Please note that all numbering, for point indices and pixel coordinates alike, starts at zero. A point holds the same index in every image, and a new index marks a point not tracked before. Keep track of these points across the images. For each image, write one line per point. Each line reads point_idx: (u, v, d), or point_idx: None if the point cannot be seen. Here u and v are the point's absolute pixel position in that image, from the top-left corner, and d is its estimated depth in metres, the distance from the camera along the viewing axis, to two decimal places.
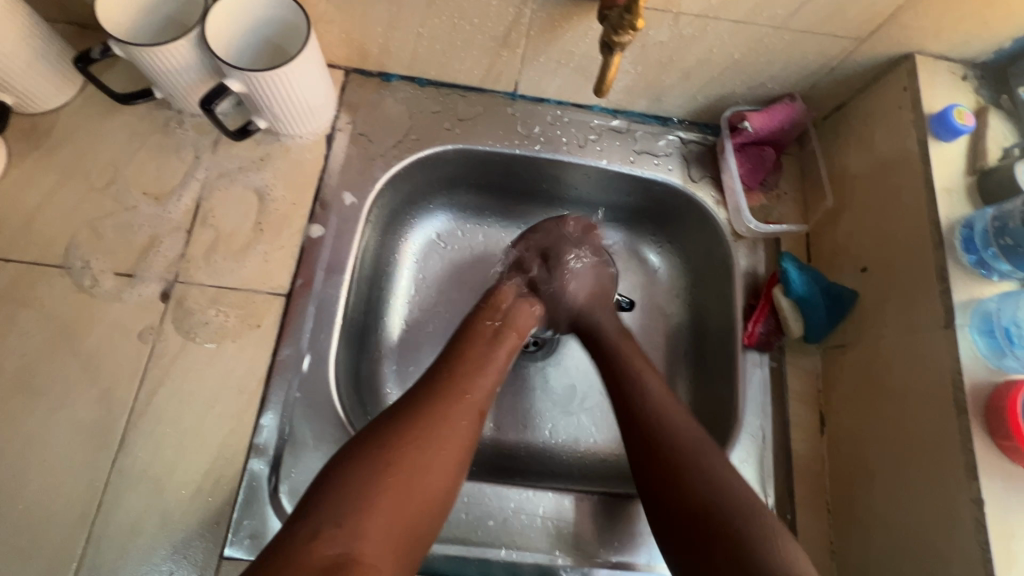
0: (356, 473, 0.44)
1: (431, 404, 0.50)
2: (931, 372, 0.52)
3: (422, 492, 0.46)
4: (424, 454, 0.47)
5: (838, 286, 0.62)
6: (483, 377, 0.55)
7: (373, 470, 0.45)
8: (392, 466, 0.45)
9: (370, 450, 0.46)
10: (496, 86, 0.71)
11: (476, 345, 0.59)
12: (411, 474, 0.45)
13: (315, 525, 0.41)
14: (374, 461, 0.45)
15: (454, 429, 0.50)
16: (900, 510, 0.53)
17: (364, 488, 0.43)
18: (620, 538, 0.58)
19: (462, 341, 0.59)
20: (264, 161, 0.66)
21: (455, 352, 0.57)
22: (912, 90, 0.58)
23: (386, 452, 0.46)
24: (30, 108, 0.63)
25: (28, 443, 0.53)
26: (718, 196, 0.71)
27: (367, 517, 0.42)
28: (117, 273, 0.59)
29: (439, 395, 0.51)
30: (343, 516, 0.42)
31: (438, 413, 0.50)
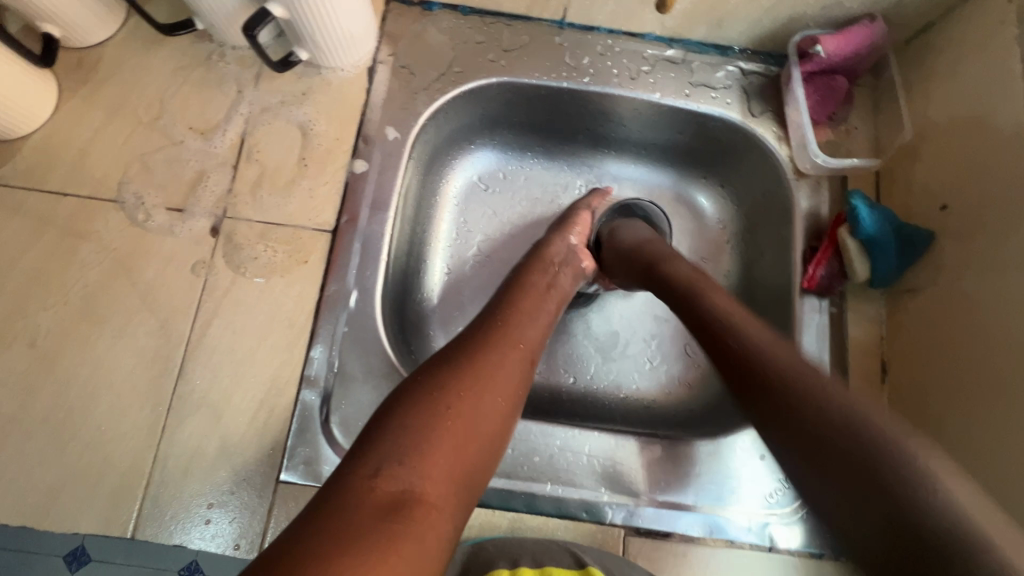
0: (417, 411, 0.41)
1: (485, 349, 0.47)
2: (1019, 314, 0.48)
3: (481, 435, 0.43)
4: (482, 397, 0.44)
5: (913, 228, 0.58)
6: (533, 326, 0.52)
7: (434, 410, 0.41)
8: (452, 407, 0.42)
9: (429, 388, 0.43)
10: (544, 13, 0.67)
11: (530, 291, 0.55)
12: (471, 417, 0.42)
13: (374, 464, 0.38)
14: (433, 401, 0.42)
15: (509, 375, 0.47)
16: (970, 459, 0.50)
17: (425, 425, 0.40)
18: (666, 477, 0.57)
19: (512, 289, 0.55)
20: (305, 94, 0.64)
21: (506, 300, 0.54)
22: (1019, 1, 0.52)
23: (445, 393, 0.43)
24: (77, 42, 0.63)
25: (94, 369, 0.56)
26: (780, 132, 0.66)
27: (428, 456, 0.39)
28: (168, 208, 0.60)
29: (492, 341, 0.48)
30: (403, 454, 0.39)
31: (492, 357, 0.47)
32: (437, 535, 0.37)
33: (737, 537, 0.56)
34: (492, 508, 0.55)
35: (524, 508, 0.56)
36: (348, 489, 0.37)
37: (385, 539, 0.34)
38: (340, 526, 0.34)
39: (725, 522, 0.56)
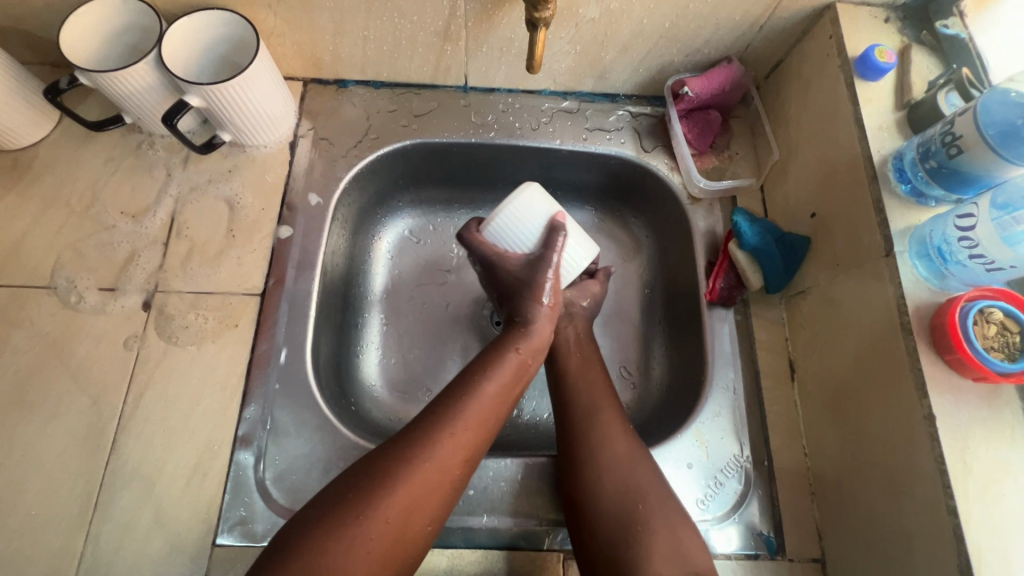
0: (330, 553, 0.43)
1: (420, 464, 0.48)
2: (878, 299, 0.53)
3: (399, 562, 0.46)
4: (405, 527, 0.46)
5: (791, 235, 0.64)
6: (472, 432, 0.51)
7: (354, 539, 0.44)
8: (369, 542, 0.44)
9: (349, 519, 0.44)
10: (447, 81, 0.75)
11: (479, 391, 0.54)
12: (390, 550, 0.45)
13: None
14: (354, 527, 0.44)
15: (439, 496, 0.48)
16: (863, 441, 0.54)
17: (338, 565, 0.43)
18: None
19: (464, 391, 0.54)
20: (232, 172, 0.69)
21: (446, 402, 0.53)
22: (836, 38, 0.60)
23: (369, 521, 0.45)
24: (11, 144, 0.67)
25: (24, 453, 0.56)
26: (671, 163, 0.74)
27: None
28: (100, 288, 0.63)
29: (426, 457, 0.48)
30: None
31: (424, 478, 0.48)
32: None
33: None
34: (430, 547, 0.56)
35: (461, 544, 0.56)
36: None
37: None
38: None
39: None
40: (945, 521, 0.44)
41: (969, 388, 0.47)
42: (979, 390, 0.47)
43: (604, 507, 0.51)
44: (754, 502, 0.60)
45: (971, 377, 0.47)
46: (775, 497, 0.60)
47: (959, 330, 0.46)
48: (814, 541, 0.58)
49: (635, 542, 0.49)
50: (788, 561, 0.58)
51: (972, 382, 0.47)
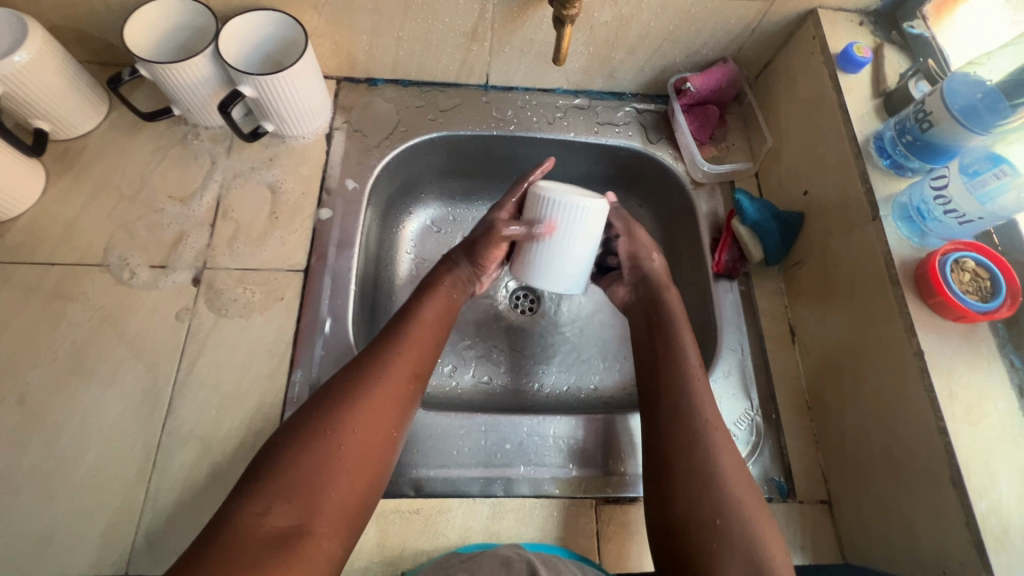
0: (307, 455, 0.49)
1: (373, 379, 0.55)
2: (868, 259, 0.60)
3: (370, 460, 0.52)
4: (368, 430, 0.52)
5: (786, 213, 0.71)
6: (421, 350, 0.60)
7: (321, 446, 0.50)
8: (340, 446, 0.50)
9: (319, 429, 0.50)
10: (470, 80, 0.81)
11: (420, 318, 0.62)
12: (359, 450, 0.51)
13: (264, 505, 0.46)
14: (318, 435, 0.50)
15: (396, 403, 0.55)
16: (862, 385, 0.60)
17: (315, 466, 0.49)
18: (624, 450, 0.64)
19: (410, 318, 0.62)
20: (272, 160, 0.74)
21: (393, 329, 0.61)
22: (819, 38, 0.69)
23: (334, 429, 0.51)
24: (63, 135, 0.72)
25: (83, 417, 0.59)
26: (675, 153, 0.81)
27: (316, 497, 0.48)
28: (151, 265, 0.67)
29: (382, 372, 0.56)
30: (292, 493, 0.47)
31: (380, 388, 0.55)
32: (325, 557, 0.46)
33: None
34: (472, 497, 0.60)
35: (501, 493, 0.60)
36: (237, 529, 0.44)
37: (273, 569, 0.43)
38: (232, 559, 0.42)
39: None
40: (937, 440, 0.50)
41: (951, 328, 0.54)
42: (959, 328, 0.54)
43: (694, 495, 0.51)
44: (765, 452, 0.65)
45: (952, 317, 0.54)
46: (784, 446, 0.66)
47: (939, 276, 0.53)
48: (821, 485, 0.64)
49: (699, 457, 0.53)
50: (799, 502, 0.63)
51: (953, 322, 0.54)
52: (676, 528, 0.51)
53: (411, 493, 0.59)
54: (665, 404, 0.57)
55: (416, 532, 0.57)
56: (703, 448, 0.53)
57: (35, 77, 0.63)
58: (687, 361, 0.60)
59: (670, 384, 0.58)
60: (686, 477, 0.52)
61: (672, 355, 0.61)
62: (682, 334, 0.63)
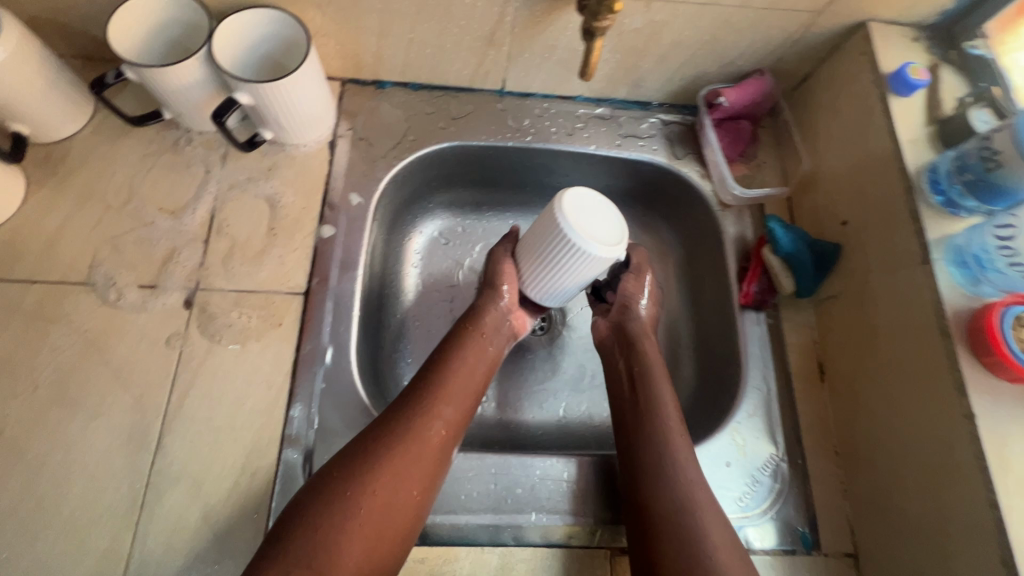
0: (330, 518, 0.48)
1: (404, 437, 0.53)
2: (915, 306, 0.55)
3: (393, 526, 0.50)
4: (394, 495, 0.50)
5: (822, 243, 0.66)
6: (454, 407, 0.57)
7: (345, 510, 0.48)
8: (362, 511, 0.48)
9: (343, 490, 0.49)
10: (484, 85, 0.75)
11: (456, 367, 0.60)
12: (383, 516, 0.49)
13: (281, 573, 0.45)
14: (343, 500, 0.49)
15: (423, 465, 0.53)
16: (899, 439, 0.56)
17: (335, 532, 0.47)
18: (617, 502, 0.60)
19: (442, 370, 0.59)
20: (271, 170, 0.69)
21: (427, 379, 0.59)
22: (869, 54, 0.63)
23: (359, 492, 0.49)
24: (44, 138, 0.66)
25: (66, 453, 0.55)
26: (702, 170, 0.76)
27: (333, 565, 0.46)
28: (140, 285, 0.62)
29: (410, 431, 0.54)
30: (310, 560, 0.45)
31: (408, 450, 0.52)
32: None
33: None
34: (480, 546, 0.56)
35: (511, 542, 0.57)
36: None
37: None
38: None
39: None
40: (987, 513, 0.47)
41: (1005, 389, 0.50)
42: (1014, 390, 0.50)
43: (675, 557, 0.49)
44: (789, 500, 0.62)
45: (1007, 378, 0.49)
46: (809, 496, 0.62)
47: (998, 332, 0.49)
48: (847, 537, 0.61)
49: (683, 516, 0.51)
50: (824, 556, 0.60)
51: (1008, 382, 0.50)
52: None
53: (415, 541, 0.56)
54: (643, 461, 0.56)
55: None
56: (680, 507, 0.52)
57: (11, 78, 0.58)
58: (665, 415, 0.58)
59: (651, 443, 0.56)
60: (664, 543, 0.50)
61: (651, 409, 0.58)
62: (658, 383, 0.61)
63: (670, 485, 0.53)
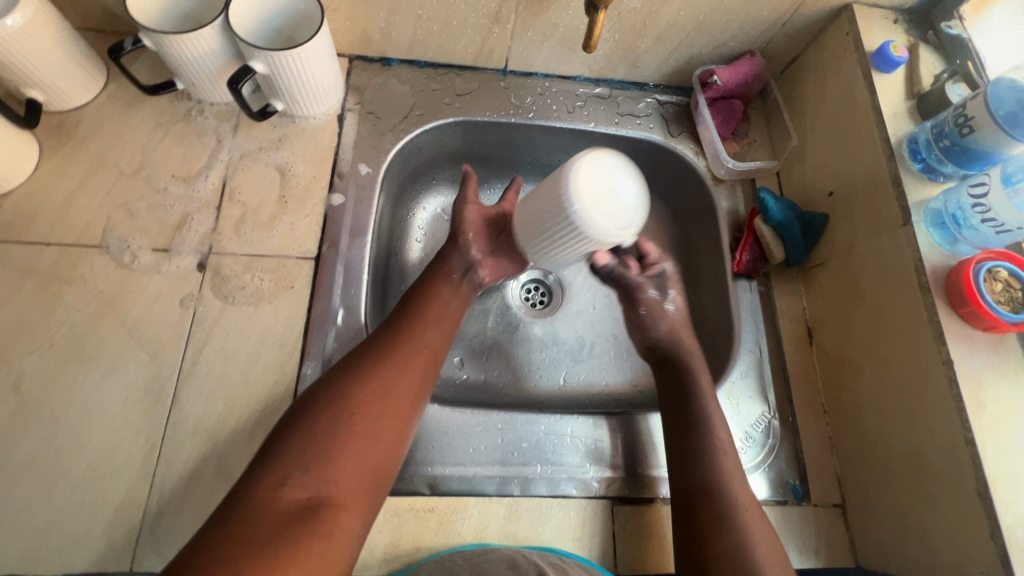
0: (324, 426, 0.49)
1: (387, 356, 0.55)
2: (896, 265, 0.59)
3: (385, 435, 0.51)
4: (382, 408, 0.52)
5: (810, 214, 0.70)
6: (433, 333, 0.59)
7: (338, 418, 0.50)
8: (354, 421, 0.50)
9: (332, 401, 0.50)
10: (488, 64, 0.78)
11: (432, 299, 0.62)
12: (376, 424, 0.51)
13: (283, 475, 0.46)
14: (336, 409, 0.50)
15: (407, 380, 0.55)
16: (883, 389, 0.60)
17: (331, 438, 0.48)
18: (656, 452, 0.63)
19: (418, 301, 0.62)
20: (282, 141, 0.71)
21: (407, 308, 0.61)
22: (853, 35, 0.67)
23: (349, 402, 0.51)
24: (57, 106, 0.67)
25: (83, 408, 0.56)
26: (697, 147, 0.79)
27: (333, 466, 0.47)
28: (154, 249, 0.64)
29: (392, 351, 0.56)
30: (311, 462, 0.47)
31: (392, 369, 0.54)
32: (346, 529, 0.46)
33: None
34: (489, 495, 0.59)
35: (518, 493, 0.59)
36: (258, 499, 0.44)
37: (298, 538, 0.43)
38: (257, 525, 0.42)
39: None
40: (964, 450, 0.51)
41: (980, 338, 0.54)
42: (988, 338, 0.54)
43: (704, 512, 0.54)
44: (781, 455, 0.65)
45: (981, 327, 0.53)
46: (799, 450, 0.65)
47: (974, 284, 0.53)
48: (835, 488, 0.64)
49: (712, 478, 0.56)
50: (813, 506, 0.63)
51: (982, 331, 0.54)
52: (701, 542, 0.52)
53: (426, 491, 0.58)
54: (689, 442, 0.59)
55: (432, 530, 0.56)
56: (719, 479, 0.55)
57: (29, 43, 0.59)
58: (707, 403, 0.61)
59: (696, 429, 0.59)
60: (703, 508, 0.54)
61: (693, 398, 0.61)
62: (700, 376, 0.63)
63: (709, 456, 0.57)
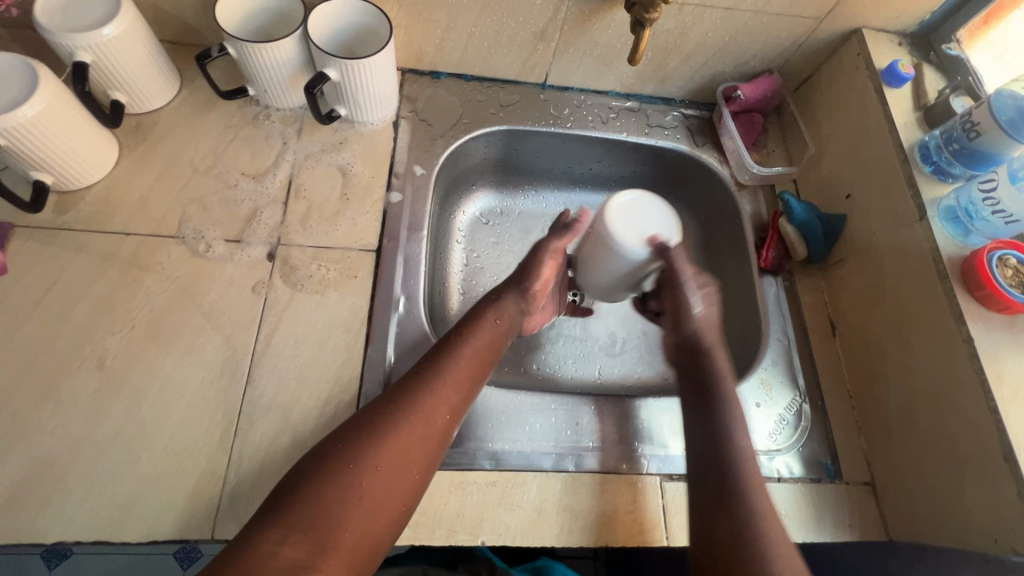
0: (333, 482, 0.48)
1: (405, 413, 0.54)
2: (914, 256, 0.65)
3: (389, 502, 0.50)
4: (392, 472, 0.51)
5: (829, 215, 0.76)
6: (456, 394, 0.58)
7: (348, 477, 0.49)
8: (363, 486, 0.49)
9: (345, 457, 0.50)
10: (529, 78, 0.85)
11: (459, 355, 0.60)
12: (384, 489, 0.50)
13: (283, 531, 0.45)
14: (347, 467, 0.49)
15: (421, 444, 0.54)
16: (909, 372, 0.65)
17: (338, 503, 0.48)
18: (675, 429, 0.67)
19: (443, 355, 0.60)
20: (342, 143, 0.76)
21: (434, 364, 0.59)
22: (864, 55, 0.75)
23: (361, 461, 0.50)
24: (136, 108, 0.72)
25: (164, 384, 0.59)
26: (721, 156, 0.86)
27: (335, 532, 0.46)
28: (226, 239, 0.68)
29: (413, 410, 0.55)
30: (311, 522, 0.46)
31: (408, 428, 0.54)
32: None
33: None
34: (546, 471, 0.62)
35: (573, 468, 0.63)
36: (255, 550, 0.43)
37: None
38: None
39: None
40: (988, 418, 0.56)
41: (995, 319, 0.59)
42: (1002, 320, 0.59)
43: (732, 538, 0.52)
44: (813, 435, 0.69)
45: (996, 309, 0.59)
46: (830, 432, 0.70)
47: (987, 269, 0.59)
48: (864, 467, 0.68)
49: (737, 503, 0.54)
50: (845, 484, 0.67)
51: (997, 313, 0.59)
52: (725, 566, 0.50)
53: (488, 466, 0.61)
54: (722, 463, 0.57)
55: (494, 503, 0.59)
56: (732, 497, 0.54)
57: (125, 50, 0.64)
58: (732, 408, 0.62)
59: (721, 441, 0.59)
60: (729, 532, 0.52)
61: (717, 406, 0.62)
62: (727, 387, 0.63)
63: (737, 479, 0.56)
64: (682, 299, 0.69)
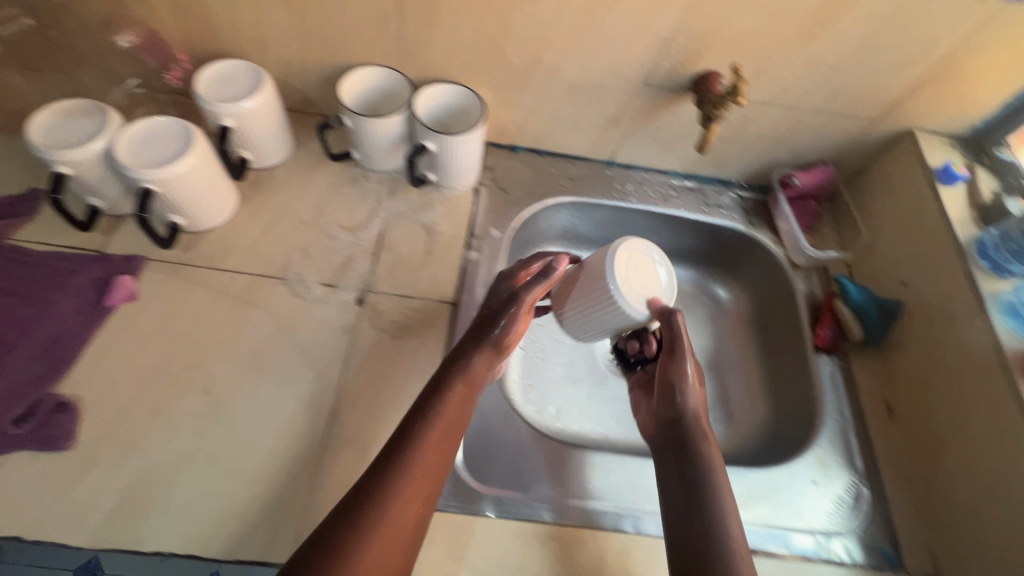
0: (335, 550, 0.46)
1: (396, 470, 0.52)
2: (977, 348, 0.67)
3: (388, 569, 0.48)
4: (388, 535, 0.49)
5: (887, 301, 0.80)
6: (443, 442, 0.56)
7: (344, 541, 0.47)
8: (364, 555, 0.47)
9: (344, 522, 0.48)
10: (598, 156, 0.93)
11: (444, 404, 0.59)
12: (384, 555, 0.48)
13: None
14: (346, 532, 0.47)
15: (413, 498, 0.52)
16: (974, 462, 0.65)
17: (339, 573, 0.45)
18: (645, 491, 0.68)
19: (427, 404, 0.59)
20: (428, 204, 0.85)
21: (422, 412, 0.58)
22: (917, 153, 0.80)
23: (355, 524, 0.48)
24: (257, 165, 0.83)
25: (258, 411, 0.65)
26: (776, 237, 0.91)
27: None
28: (323, 283, 0.75)
29: (400, 464, 0.53)
30: None
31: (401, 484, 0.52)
32: None
33: (807, 553, 0.65)
34: (606, 530, 0.64)
35: (632, 530, 0.64)
36: None
37: None
38: None
39: (793, 539, 0.66)
40: None
41: None
42: None
43: None
44: (874, 521, 0.68)
45: None
46: (892, 517, 0.69)
47: None
48: (927, 558, 0.67)
49: None
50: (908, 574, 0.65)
51: None
52: None
53: (549, 519, 0.63)
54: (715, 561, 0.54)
55: (555, 558, 0.61)
56: None
57: (260, 117, 0.75)
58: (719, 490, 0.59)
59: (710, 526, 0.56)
60: None
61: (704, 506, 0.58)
62: (717, 469, 0.61)
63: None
64: (676, 371, 0.67)
